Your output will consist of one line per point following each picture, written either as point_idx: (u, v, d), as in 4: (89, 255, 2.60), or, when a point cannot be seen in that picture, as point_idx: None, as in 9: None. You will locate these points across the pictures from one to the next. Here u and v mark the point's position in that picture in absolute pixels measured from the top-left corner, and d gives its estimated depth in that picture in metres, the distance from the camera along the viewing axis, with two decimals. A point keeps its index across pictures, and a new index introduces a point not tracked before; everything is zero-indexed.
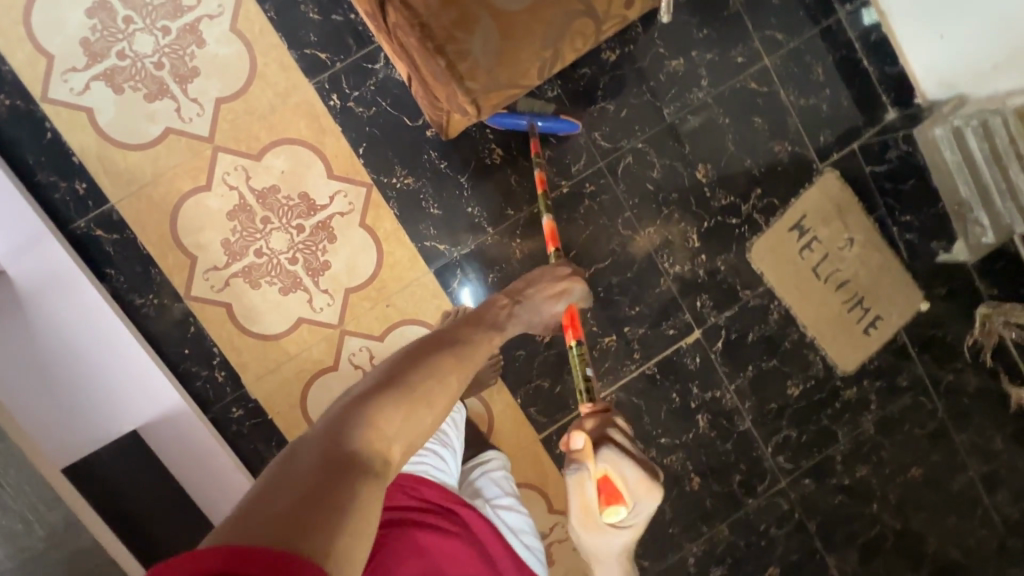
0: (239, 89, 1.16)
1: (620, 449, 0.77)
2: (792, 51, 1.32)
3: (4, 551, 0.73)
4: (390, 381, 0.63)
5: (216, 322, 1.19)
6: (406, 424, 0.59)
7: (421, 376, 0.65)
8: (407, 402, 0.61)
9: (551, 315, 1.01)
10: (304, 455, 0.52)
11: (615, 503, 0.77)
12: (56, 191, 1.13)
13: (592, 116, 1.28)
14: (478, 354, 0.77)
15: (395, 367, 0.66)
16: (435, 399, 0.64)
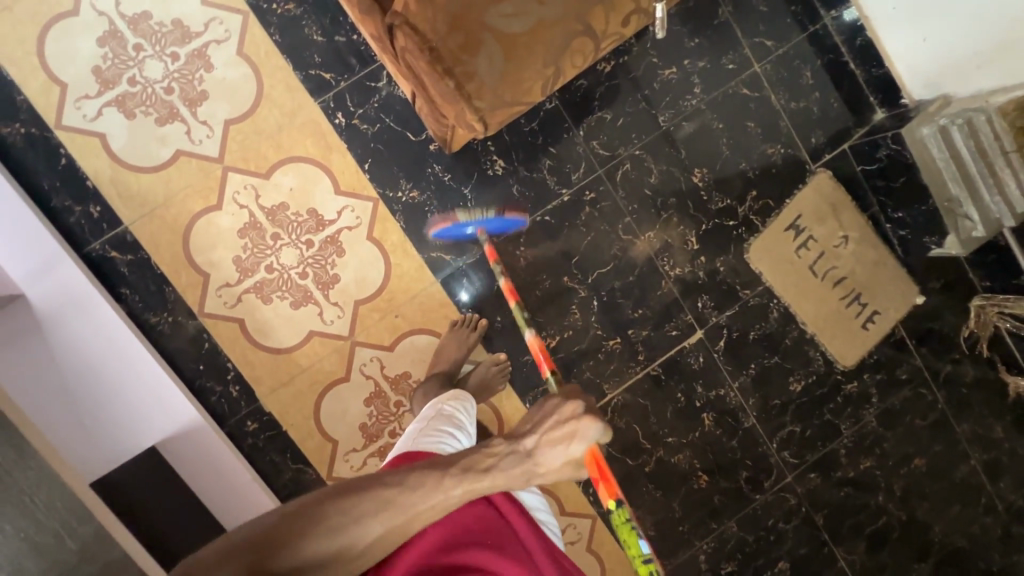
0: (246, 110, 1.20)
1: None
2: (781, 57, 1.36)
3: (38, 566, 0.75)
4: (313, 515, 0.65)
5: (230, 337, 1.22)
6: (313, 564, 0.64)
7: (343, 520, 0.66)
8: (319, 543, 0.64)
9: (561, 461, 0.77)
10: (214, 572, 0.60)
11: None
12: (71, 215, 1.16)
13: (590, 125, 1.31)
14: (436, 495, 0.71)
15: (332, 496, 0.68)
16: (349, 544, 0.66)
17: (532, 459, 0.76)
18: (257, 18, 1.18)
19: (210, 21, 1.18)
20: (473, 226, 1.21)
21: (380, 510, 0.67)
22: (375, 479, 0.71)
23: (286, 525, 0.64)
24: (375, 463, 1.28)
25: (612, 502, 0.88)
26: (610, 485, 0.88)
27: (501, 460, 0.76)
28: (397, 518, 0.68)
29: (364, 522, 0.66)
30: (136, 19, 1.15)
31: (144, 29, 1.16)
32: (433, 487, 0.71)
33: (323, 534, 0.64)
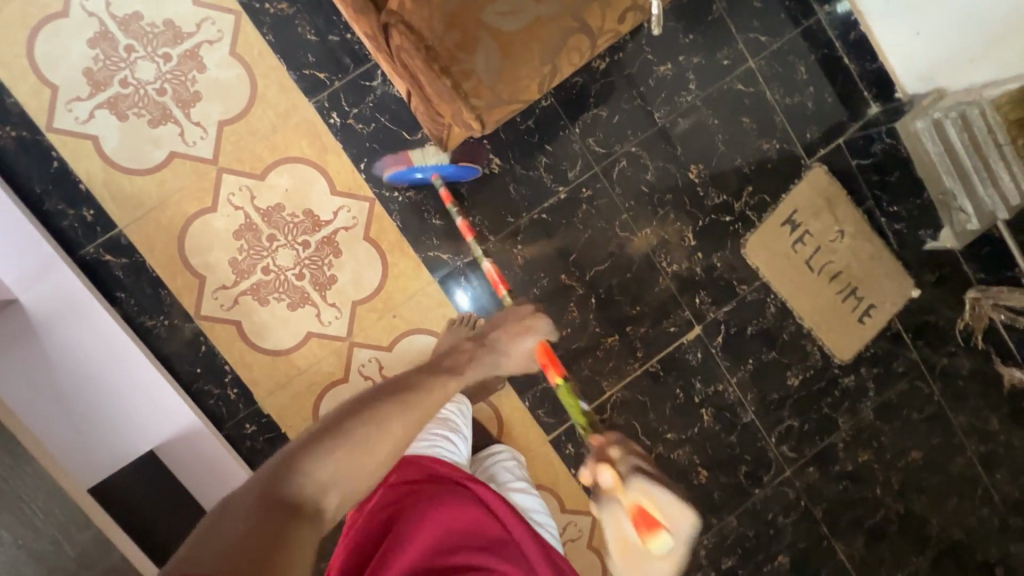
0: (241, 111, 1.19)
1: (645, 474, 0.85)
2: (775, 52, 1.36)
3: None
4: (334, 430, 0.64)
5: (227, 340, 1.21)
6: (342, 476, 0.62)
7: (364, 427, 0.65)
8: (346, 452, 0.63)
9: (520, 352, 0.98)
10: (237, 511, 0.55)
11: (652, 530, 0.81)
12: (65, 219, 1.15)
13: (586, 122, 1.31)
14: (438, 391, 0.78)
15: (344, 415, 0.67)
16: (375, 448, 0.65)
17: (498, 350, 0.97)
18: (250, 17, 1.17)
19: (202, 21, 1.17)
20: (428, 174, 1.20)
21: (397, 413, 0.70)
22: (382, 392, 0.72)
23: (305, 446, 0.62)
24: None
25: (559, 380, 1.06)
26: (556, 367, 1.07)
27: (474, 353, 0.93)
28: (413, 413, 0.71)
29: (384, 424, 0.67)
30: (127, 19, 1.14)
31: (136, 29, 1.15)
32: (436, 389, 0.78)
33: (348, 444, 0.63)
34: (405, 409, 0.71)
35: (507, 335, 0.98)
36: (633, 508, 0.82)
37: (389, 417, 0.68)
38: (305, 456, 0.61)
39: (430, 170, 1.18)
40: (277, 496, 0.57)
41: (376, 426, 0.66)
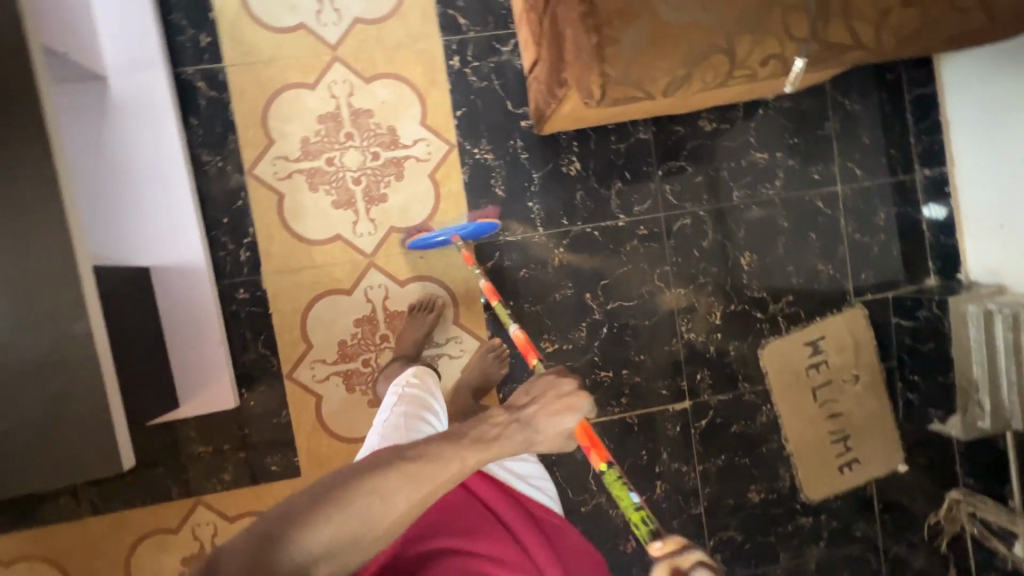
0: (379, 17, 1.25)
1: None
2: (863, 188, 1.41)
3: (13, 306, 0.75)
4: (326, 502, 0.58)
5: (264, 206, 1.23)
6: (336, 548, 0.57)
7: (367, 496, 0.59)
8: (335, 525, 0.57)
9: (558, 432, 0.72)
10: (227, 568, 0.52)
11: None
12: (182, 34, 1.19)
13: (671, 169, 1.34)
14: (450, 459, 0.65)
15: (330, 487, 0.59)
16: (371, 522, 0.59)
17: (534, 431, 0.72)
18: None
19: None
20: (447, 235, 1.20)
21: (400, 484, 0.61)
22: (381, 457, 0.64)
23: (307, 504, 0.57)
24: (337, 382, 1.26)
25: (603, 466, 0.76)
26: (600, 450, 0.77)
27: (505, 430, 0.70)
28: (419, 486, 0.62)
29: (389, 497, 0.60)
30: None
31: None
32: (451, 458, 0.65)
33: (350, 514, 0.58)
34: (413, 478, 0.62)
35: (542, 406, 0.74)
36: None
37: (393, 483, 0.61)
38: (288, 532, 0.55)
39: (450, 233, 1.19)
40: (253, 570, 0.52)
41: (377, 497, 0.60)
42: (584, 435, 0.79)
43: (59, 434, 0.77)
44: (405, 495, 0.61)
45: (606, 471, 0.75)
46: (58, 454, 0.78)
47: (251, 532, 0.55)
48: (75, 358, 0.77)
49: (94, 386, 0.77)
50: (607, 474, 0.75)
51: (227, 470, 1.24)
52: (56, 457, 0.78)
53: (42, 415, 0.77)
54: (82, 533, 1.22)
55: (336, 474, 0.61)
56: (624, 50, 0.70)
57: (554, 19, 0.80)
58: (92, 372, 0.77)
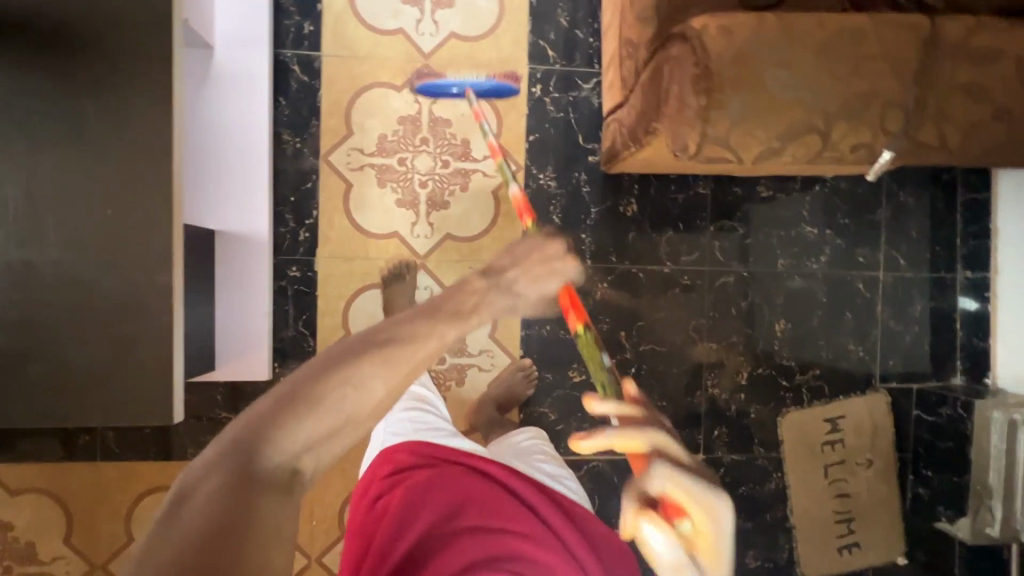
0: (474, 36, 1.30)
1: (672, 465, 0.49)
2: (904, 278, 1.44)
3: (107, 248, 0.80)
4: (290, 401, 0.49)
5: (331, 192, 1.27)
6: (314, 445, 0.49)
7: (338, 387, 0.51)
8: (308, 422, 0.49)
9: (541, 294, 0.76)
10: (199, 491, 0.45)
11: (680, 533, 0.49)
12: (288, 19, 1.25)
13: (723, 227, 1.38)
14: (431, 339, 0.57)
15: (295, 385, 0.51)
16: (353, 412, 0.51)
17: (515, 293, 0.72)
18: None
19: None
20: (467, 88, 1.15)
21: (377, 363, 0.53)
22: (347, 345, 0.54)
23: (272, 409, 0.49)
24: None
25: (580, 328, 0.87)
26: (579, 314, 0.88)
27: (484, 295, 0.67)
28: (397, 368, 0.54)
29: (364, 385, 0.52)
30: None
31: None
32: (428, 334, 0.57)
33: (322, 412, 0.50)
34: (388, 360, 0.53)
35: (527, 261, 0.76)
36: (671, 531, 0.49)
37: (366, 366, 0.52)
38: (252, 444, 0.47)
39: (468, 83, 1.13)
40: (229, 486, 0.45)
41: (350, 383, 0.51)
42: (565, 297, 0.89)
43: (120, 374, 0.80)
44: (385, 378, 0.53)
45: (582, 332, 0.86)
46: (114, 393, 0.80)
47: (221, 447, 0.48)
48: (148, 305, 0.80)
49: (162, 334, 0.80)
50: (582, 332, 0.86)
51: None
52: (112, 396, 0.80)
53: (109, 353, 0.79)
54: (93, 475, 1.24)
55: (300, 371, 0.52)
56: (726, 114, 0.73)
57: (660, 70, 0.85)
58: (163, 320, 0.80)
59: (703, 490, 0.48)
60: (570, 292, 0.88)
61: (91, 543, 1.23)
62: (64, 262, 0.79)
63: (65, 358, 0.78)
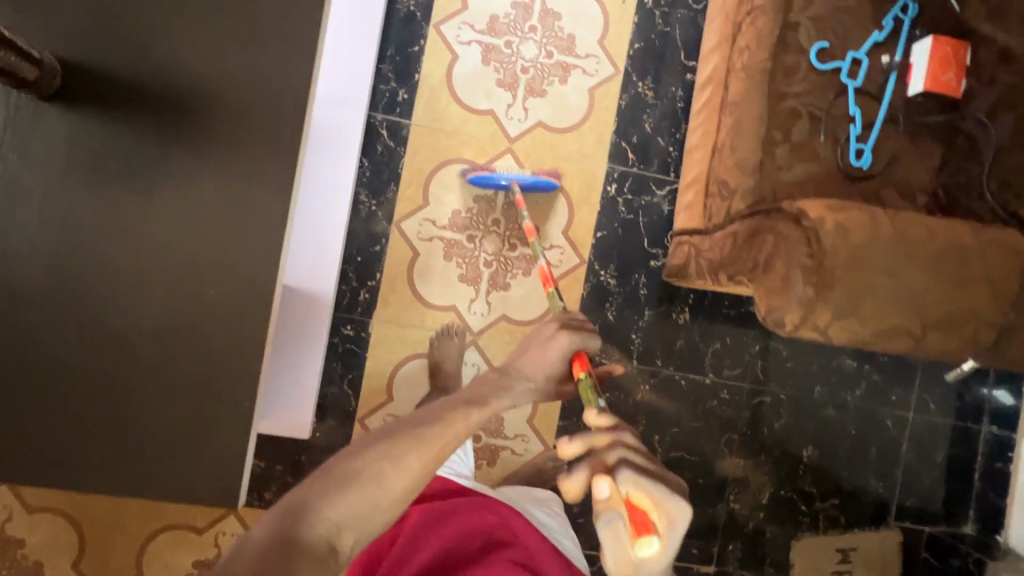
0: (560, 128, 1.33)
1: (635, 466, 0.65)
2: (932, 422, 1.47)
3: (204, 323, 0.81)
4: (338, 473, 0.59)
5: (397, 258, 1.29)
6: (357, 516, 0.57)
7: (379, 458, 0.61)
8: (351, 486, 0.58)
9: (548, 365, 0.87)
10: (253, 543, 0.51)
11: (644, 530, 0.61)
12: (385, 85, 1.27)
13: (767, 347, 1.41)
14: (461, 421, 0.70)
15: (340, 464, 0.60)
16: (388, 486, 0.60)
17: (526, 374, 0.85)
18: (622, 80, 1.34)
19: (592, 55, 1.33)
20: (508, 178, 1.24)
21: (410, 446, 0.64)
22: (389, 428, 0.66)
23: (320, 479, 0.59)
24: None
25: (582, 377, 0.87)
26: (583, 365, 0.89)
27: (497, 377, 0.82)
28: (431, 449, 0.65)
29: (402, 459, 0.62)
30: (550, 10, 1.32)
31: (548, 22, 1.32)
32: (459, 417, 0.70)
33: (361, 482, 0.59)
34: (423, 441, 0.65)
35: (532, 350, 0.88)
36: (629, 510, 0.62)
37: (403, 444, 0.63)
38: (304, 505, 0.55)
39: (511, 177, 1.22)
40: (282, 538, 0.52)
41: (390, 460, 0.61)
42: (574, 357, 0.89)
43: (195, 452, 0.81)
44: (419, 455, 0.63)
45: (584, 380, 0.87)
46: (185, 469, 0.81)
47: (275, 510, 0.55)
48: (230, 384, 0.82)
49: (242, 419, 0.82)
50: (585, 380, 0.87)
51: (270, 490, 1.24)
52: (184, 473, 0.81)
53: (189, 429, 0.81)
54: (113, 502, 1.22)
55: (343, 453, 0.62)
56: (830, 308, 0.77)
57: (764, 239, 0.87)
58: (246, 406, 0.82)
59: (664, 489, 0.63)
60: (579, 354, 0.89)
61: (99, 572, 1.22)
62: (159, 328, 0.81)
63: (145, 429, 0.80)
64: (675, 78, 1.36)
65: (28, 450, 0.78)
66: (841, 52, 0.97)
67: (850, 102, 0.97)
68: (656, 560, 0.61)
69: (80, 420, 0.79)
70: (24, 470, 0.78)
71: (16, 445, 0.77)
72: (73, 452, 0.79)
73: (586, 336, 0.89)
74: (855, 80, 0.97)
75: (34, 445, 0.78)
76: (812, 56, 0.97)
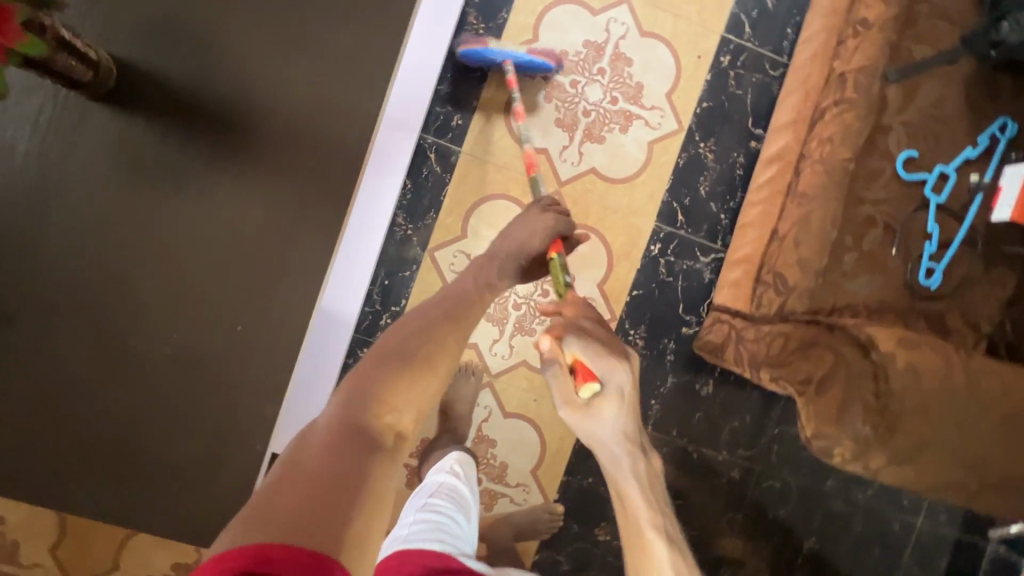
0: (613, 178, 1.28)
1: (579, 333, 0.74)
2: (940, 533, 1.43)
3: (226, 357, 0.77)
4: (390, 359, 0.68)
5: (426, 287, 1.24)
6: (408, 404, 0.67)
7: (406, 359, 0.69)
8: (392, 385, 0.67)
9: (529, 245, 0.90)
10: (319, 440, 0.60)
11: (588, 378, 0.72)
12: (441, 107, 1.23)
13: (786, 432, 1.37)
14: (463, 324, 0.78)
15: (391, 350, 0.70)
16: (437, 371, 0.71)
17: (519, 254, 0.90)
18: (684, 138, 1.29)
19: (657, 107, 1.28)
20: (504, 55, 1.14)
21: (433, 343, 0.72)
22: (408, 330, 0.73)
23: (360, 385, 0.66)
24: (401, 474, 1.26)
25: (554, 254, 0.90)
26: (556, 242, 0.91)
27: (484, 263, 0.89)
28: (447, 343, 0.74)
29: (428, 354, 0.71)
30: (622, 54, 1.27)
31: (618, 67, 1.27)
32: (468, 321, 0.79)
33: (398, 381, 0.67)
34: (440, 338, 0.73)
35: (513, 235, 0.92)
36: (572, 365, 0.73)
37: (424, 342, 0.72)
38: (356, 404, 0.64)
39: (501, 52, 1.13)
40: (349, 431, 0.61)
41: (422, 359, 0.70)
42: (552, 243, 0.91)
43: (198, 490, 0.77)
44: (440, 351, 0.72)
45: (555, 257, 0.90)
46: (185, 507, 0.77)
47: (330, 413, 0.64)
48: (241, 426, 0.77)
49: (252, 464, 0.78)
50: (556, 260, 0.90)
51: None
52: (184, 511, 0.77)
53: (196, 465, 0.77)
54: None
55: (387, 339, 0.72)
56: (886, 453, 0.83)
57: (821, 354, 0.87)
58: (257, 451, 0.77)
59: (603, 350, 0.73)
60: (557, 241, 0.91)
61: (77, 559, 1.19)
62: (180, 357, 0.76)
63: (151, 459, 0.76)
64: (739, 144, 1.31)
65: (26, 466, 0.74)
66: (928, 164, 0.93)
67: (929, 218, 0.92)
68: (603, 403, 0.72)
69: (86, 441, 0.75)
70: (19, 487, 0.74)
71: (15, 459, 0.73)
72: (74, 475, 0.75)
73: (564, 223, 0.92)
74: (939, 195, 0.92)
75: (33, 461, 0.74)
76: (897, 164, 0.92)
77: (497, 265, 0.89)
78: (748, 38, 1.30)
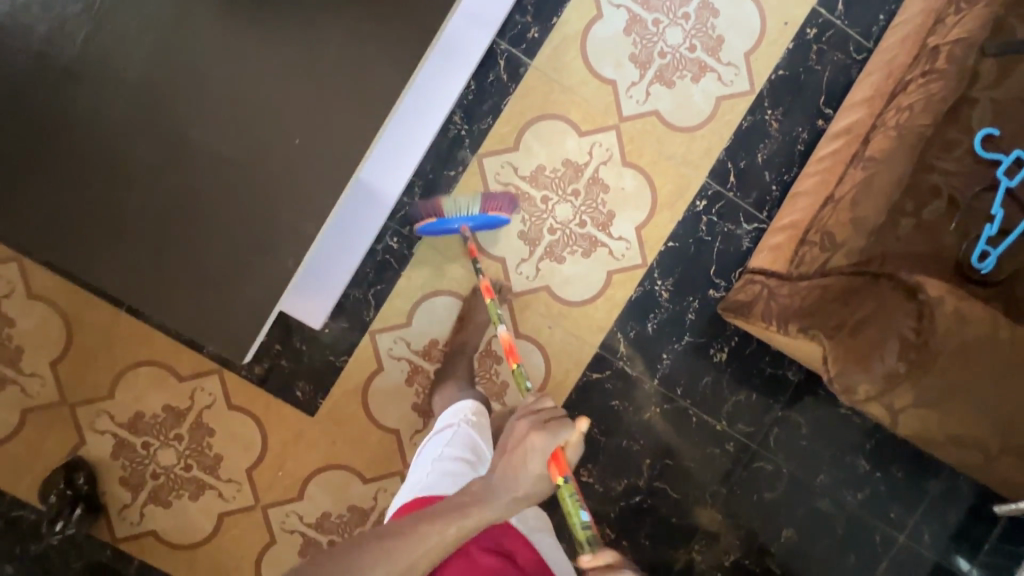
0: (674, 125, 1.27)
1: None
2: (923, 557, 1.38)
3: (277, 169, 0.77)
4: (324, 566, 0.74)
5: (466, 191, 1.24)
6: None
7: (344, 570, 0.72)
8: None
9: (528, 475, 0.76)
10: None
11: None
12: (521, 17, 1.23)
13: (788, 418, 1.35)
14: (432, 536, 0.75)
15: (338, 552, 0.75)
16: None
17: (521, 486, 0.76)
18: (753, 101, 1.28)
19: (734, 64, 1.27)
20: (461, 225, 1.16)
21: (379, 559, 0.74)
22: (364, 535, 0.76)
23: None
24: (402, 368, 1.26)
25: (560, 483, 0.80)
26: (560, 466, 0.79)
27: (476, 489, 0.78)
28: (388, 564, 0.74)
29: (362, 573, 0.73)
30: (710, 4, 1.26)
31: (703, 15, 1.26)
32: (428, 534, 0.75)
33: None
34: (385, 556, 0.74)
35: (510, 459, 0.77)
36: None
37: (362, 559, 0.74)
38: None
39: (461, 221, 1.14)
40: None
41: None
42: (552, 462, 0.79)
43: (220, 288, 0.77)
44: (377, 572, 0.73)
45: (564, 487, 0.80)
46: (206, 302, 0.77)
47: None
48: (277, 238, 0.77)
49: (279, 279, 0.77)
50: (563, 486, 0.80)
51: (261, 366, 1.23)
52: (203, 308, 0.77)
53: (222, 268, 0.77)
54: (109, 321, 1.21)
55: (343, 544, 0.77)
56: (914, 393, 0.87)
57: (860, 304, 0.89)
58: (288, 268, 0.77)
59: None
60: (557, 457, 0.79)
61: (73, 377, 1.21)
62: (232, 155, 0.76)
63: (181, 249, 0.76)
64: (807, 119, 1.28)
65: (66, 224, 0.75)
66: (1005, 146, 0.93)
67: (995, 201, 0.92)
68: None
69: (125, 216, 0.75)
70: (58, 244, 0.75)
71: (59, 215, 0.75)
72: (108, 244, 0.75)
73: (556, 437, 0.76)
74: (1011, 179, 0.92)
75: (74, 223, 0.75)
76: (975, 139, 0.93)
77: (496, 506, 0.76)
78: (840, 15, 1.28)
